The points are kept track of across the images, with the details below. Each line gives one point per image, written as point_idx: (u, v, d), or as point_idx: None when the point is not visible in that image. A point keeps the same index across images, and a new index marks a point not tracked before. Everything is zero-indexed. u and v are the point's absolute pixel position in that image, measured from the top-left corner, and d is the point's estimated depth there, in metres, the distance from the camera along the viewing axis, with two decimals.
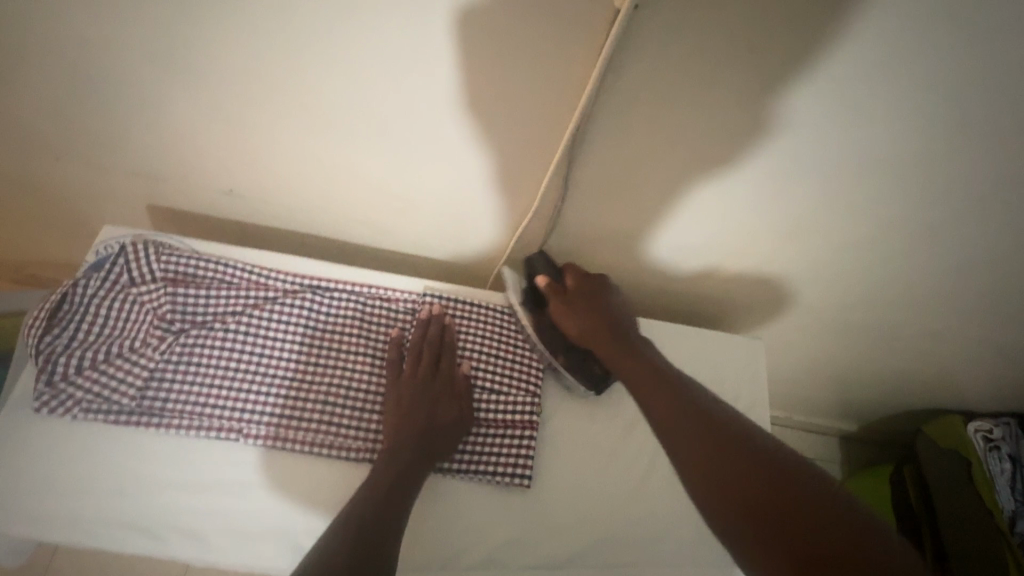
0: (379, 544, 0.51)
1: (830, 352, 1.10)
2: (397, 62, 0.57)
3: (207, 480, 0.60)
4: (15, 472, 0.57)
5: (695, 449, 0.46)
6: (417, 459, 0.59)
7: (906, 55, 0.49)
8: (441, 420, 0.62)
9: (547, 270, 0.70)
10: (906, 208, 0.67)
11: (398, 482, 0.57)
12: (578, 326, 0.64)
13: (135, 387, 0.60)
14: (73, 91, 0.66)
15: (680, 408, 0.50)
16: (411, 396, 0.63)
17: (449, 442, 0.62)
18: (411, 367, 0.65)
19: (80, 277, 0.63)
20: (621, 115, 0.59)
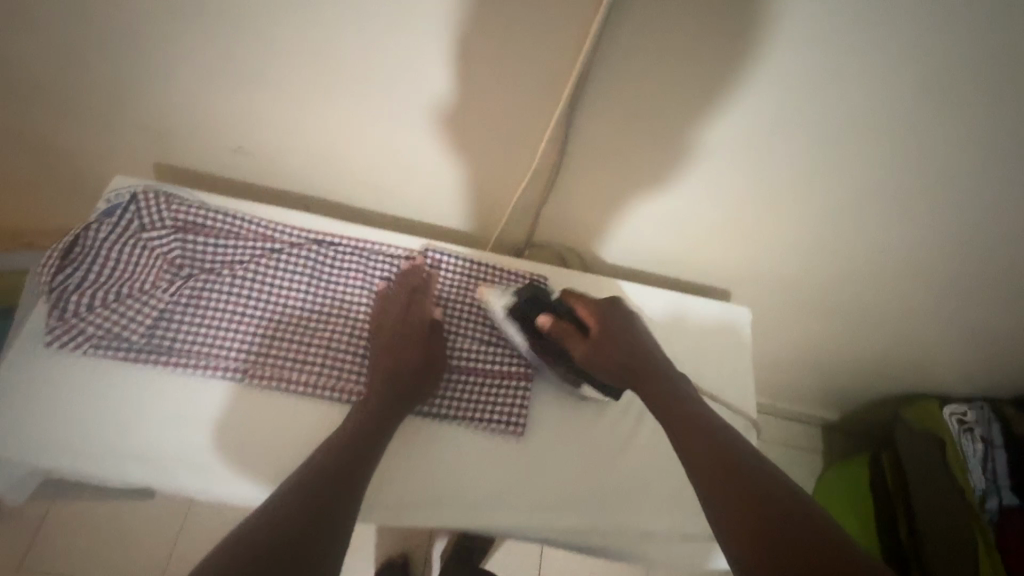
0: (341, 491, 0.53)
1: (815, 338, 1.13)
2: (412, 18, 0.58)
3: (211, 417, 0.62)
4: (25, 402, 0.59)
5: (713, 479, 0.51)
6: (389, 405, 0.62)
7: (884, 24, 0.52)
8: (413, 370, 0.64)
9: (548, 308, 0.67)
10: (888, 184, 0.70)
11: (373, 432, 0.59)
12: (611, 368, 0.63)
13: (144, 325, 0.62)
14: (86, 41, 0.67)
15: (705, 441, 0.54)
16: (385, 349, 0.65)
17: (422, 391, 0.64)
18: (384, 321, 0.67)
19: (93, 222, 0.65)
20: (626, 78, 0.61)
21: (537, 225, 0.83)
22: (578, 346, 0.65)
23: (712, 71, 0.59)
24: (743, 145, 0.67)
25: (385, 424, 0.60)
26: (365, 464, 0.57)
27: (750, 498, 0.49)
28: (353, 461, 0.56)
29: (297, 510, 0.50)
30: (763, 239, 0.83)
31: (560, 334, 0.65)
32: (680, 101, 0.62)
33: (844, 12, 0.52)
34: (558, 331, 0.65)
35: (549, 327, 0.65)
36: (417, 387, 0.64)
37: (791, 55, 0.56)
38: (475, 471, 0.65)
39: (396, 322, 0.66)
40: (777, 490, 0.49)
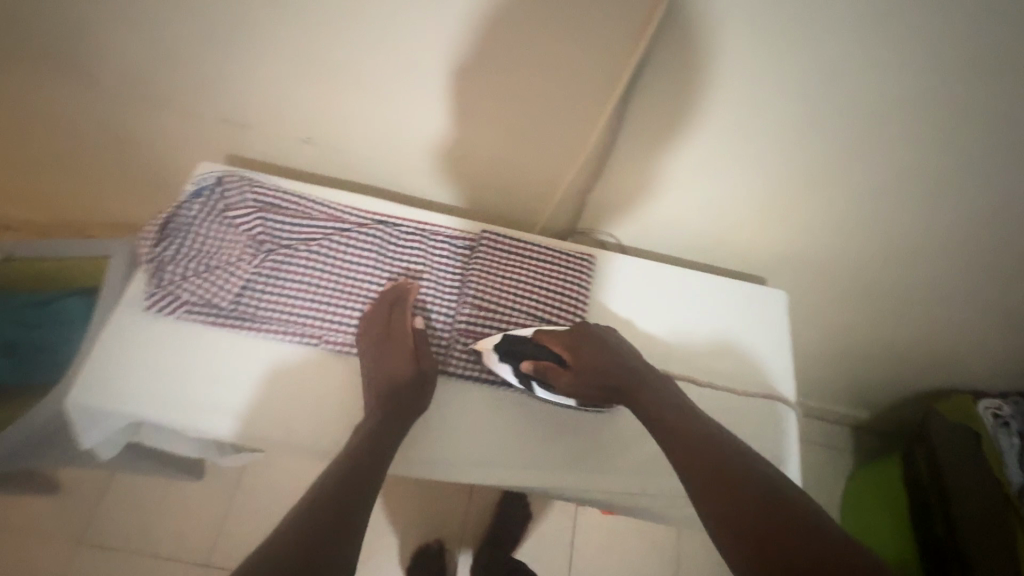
0: (352, 504, 0.57)
1: (847, 329, 1.16)
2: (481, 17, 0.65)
3: (289, 378, 0.67)
4: (126, 360, 0.65)
5: (726, 504, 0.53)
6: (385, 423, 0.63)
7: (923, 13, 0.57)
8: (402, 388, 0.66)
9: (526, 352, 0.69)
10: (924, 167, 0.74)
11: (380, 440, 0.62)
12: (598, 390, 0.67)
13: (231, 294, 0.68)
14: (184, 41, 0.74)
15: (701, 458, 0.57)
16: (371, 372, 0.67)
17: (416, 405, 0.66)
18: (369, 342, 0.69)
19: (184, 201, 0.72)
20: (674, 69, 0.66)
21: (583, 210, 0.90)
22: (563, 380, 0.68)
23: (759, 60, 0.64)
24: (785, 128, 0.72)
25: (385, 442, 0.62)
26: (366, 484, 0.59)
27: (766, 524, 0.51)
28: (353, 484, 0.58)
29: (312, 524, 0.53)
30: (798, 224, 0.88)
31: (545, 376, 0.68)
32: (728, 88, 0.68)
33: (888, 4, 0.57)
34: (544, 373, 0.68)
35: (533, 371, 0.68)
36: (410, 402, 0.66)
37: (835, 46, 0.62)
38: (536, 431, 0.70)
39: (378, 343, 0.68)
40: (785, 506, 0.52)
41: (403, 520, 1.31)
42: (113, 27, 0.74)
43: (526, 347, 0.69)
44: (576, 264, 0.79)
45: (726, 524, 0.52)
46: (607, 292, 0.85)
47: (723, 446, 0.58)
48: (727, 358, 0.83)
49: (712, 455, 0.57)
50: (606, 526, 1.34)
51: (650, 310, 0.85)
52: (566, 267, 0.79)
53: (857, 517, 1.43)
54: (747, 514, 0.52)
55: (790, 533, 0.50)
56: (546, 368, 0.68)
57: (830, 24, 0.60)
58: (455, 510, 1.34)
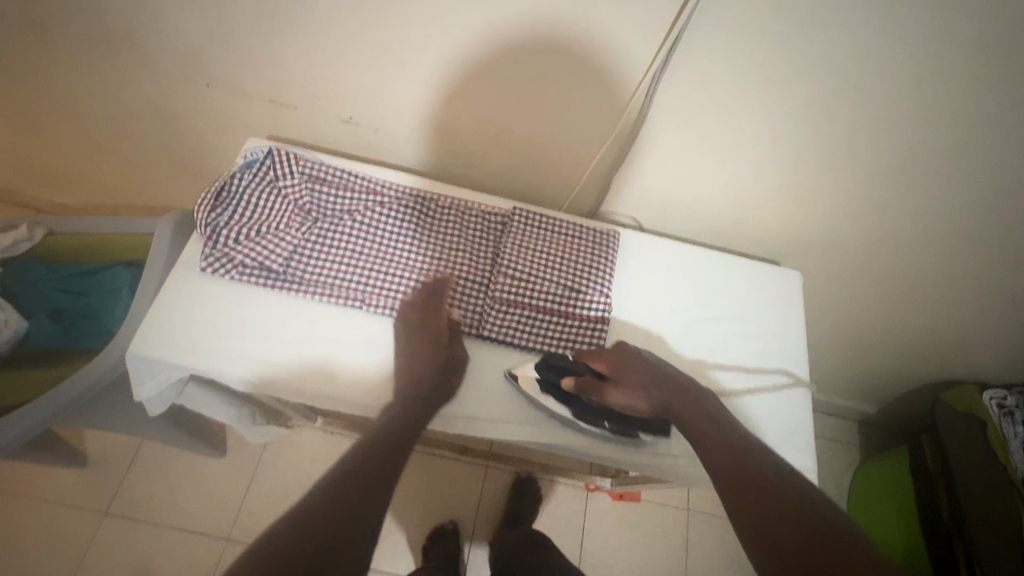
0: (380, 474, 0.58)
1: (857, 317, 1.19)
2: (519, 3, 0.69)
3: (332, 338, 0.72)
4: (179, 316, 0.69)
5: (747, 501, 0.55)
6: (416, 404, 0.66)
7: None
8: (432, 373, 0.70)
9: (566, 367, 0.73)
10: (940, 153, 0.77)
11: (410, 416, 0.65)
12: (645, 402, 0.69)
13: (280, 259, 0.73)
14: (236, 23, 0.79)
15: (731, 460, 0.60)
16: (406, 357, 0.71)
17: (444, 389, 0.70)
18: (405, 330, 0.73)
19: (236, 172, 0.76)
20: (699, 56, 0.70)
21: (607, 191, 0.94)
22: (604, 394, 0.71)
23: (787, 44, 0.67)
24: (804, 115, 0.76)
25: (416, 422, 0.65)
26: (393, 460, 0.60)
27: (785, 523, 0.52)
28: (381, 459, 0.59)
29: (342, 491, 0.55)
30: (815, 208, 0.91)
31: (584, 391, 0.71)
32: (754, 72, 0.71)
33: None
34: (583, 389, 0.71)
35: (574, 387, 0.71)
36: (439, 387, 0.69)
37: (863, 30, 0.64)
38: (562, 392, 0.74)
39: (414, 328, 0.72)
40: (806, 508, 0.54)
41: (420, 499, 1.35)
42: (166, 6, 0.78)
43: (565, 366, 0.73)
44: (601, 241, 0.83)
45: (747, 520, 0.54)
46: (629, 269, 0.89)
47: (747, 453, 0.60)
48: (745, 334, 0.87)
49: (734, 458, 0.60)
50: (618, 510, 1.37)
51: (669, 287, 0.89)
52: (593, 244, 0.83)
53: (867, 512, 1.43)
54: (767, 511, 0.54)
55: (809, 533, 0.51)
56: (586, 383, 0.71)
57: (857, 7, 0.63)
58: (469, 491, 1.37)
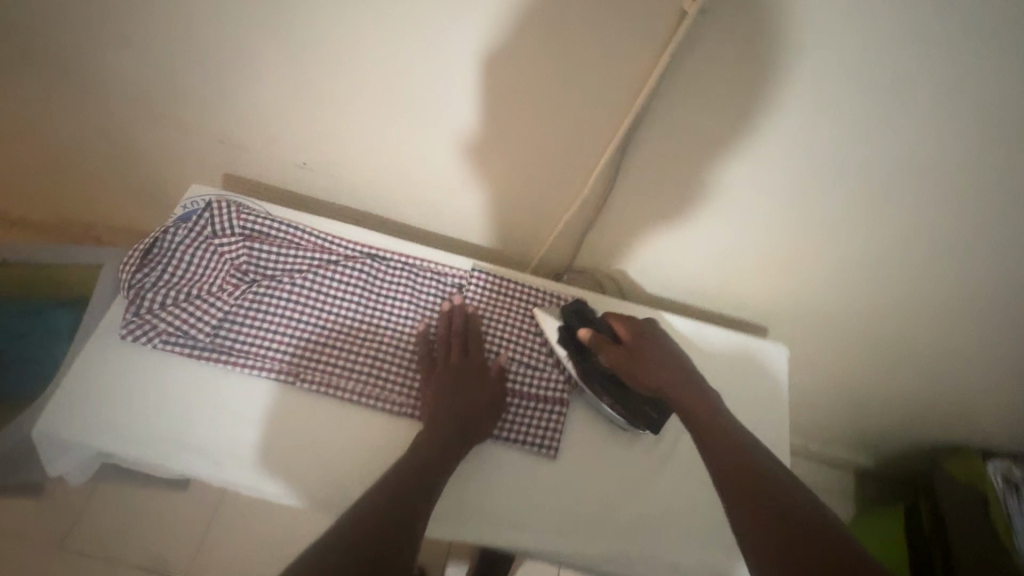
0: (410, 519, 0.54)
1: (854, 379, 1.10)
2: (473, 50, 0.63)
3: (263, 416, 0.65)
4: (94, 389, 0.63)
5: (720, 457, 0.55)
6: (452, 446, 0.62)
7: (953, 64, 0.53)
8: (474, 414, 0.65)
9: (590, 320, 0.72)
10: (945, 221, 0.70)
11: (441, 457, 0.61)
12: (648, 378, 0.65)
13: (209, 325, 0.67)
14: (181, 62, 0.74)
15: (737, 455, 0.55)
16: (444, 394, 0.66)
17: (483, 430, 0.65)
18: (447, 364, 0.68)
19: (170, 226, 0.70)
20: (674, 116, 0.64)
21: (579, 250, 0.86)
22: (612, 355, 0.68)
23: (776, 105, 0.60)
24: (791, 182, 0.68)
25: (439, 466, 0.61)
26: (422, 496, 0.57)
27: (755, 483, 0.52)
28: (407, 493, 0.57)
29: (371, 530, 0.52)
30: (809, 272, 0.83)
31: (597, 346, 0.69)
32: (740, 132, 0.64)
33: (919, 48, 0.53)
34: (596, 344, 0.68)
35: (588, 338, 0.69)
36: (476, 429, 0.65)
37: (862, 91, 0.57)
38: (507, 496, 0.66)
39: (455, 367, 0.67)
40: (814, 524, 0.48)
41: None
42: (109, 37, 0.73)
43: (591, 318, 0.72)
44: None
45: (723, 477, 0.54)
46: None
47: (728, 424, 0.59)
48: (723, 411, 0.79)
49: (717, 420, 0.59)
50: None
51: None
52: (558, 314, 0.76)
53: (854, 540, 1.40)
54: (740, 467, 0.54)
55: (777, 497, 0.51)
56: (600, 339, 0.69)
57: (857, 69, 0.55)
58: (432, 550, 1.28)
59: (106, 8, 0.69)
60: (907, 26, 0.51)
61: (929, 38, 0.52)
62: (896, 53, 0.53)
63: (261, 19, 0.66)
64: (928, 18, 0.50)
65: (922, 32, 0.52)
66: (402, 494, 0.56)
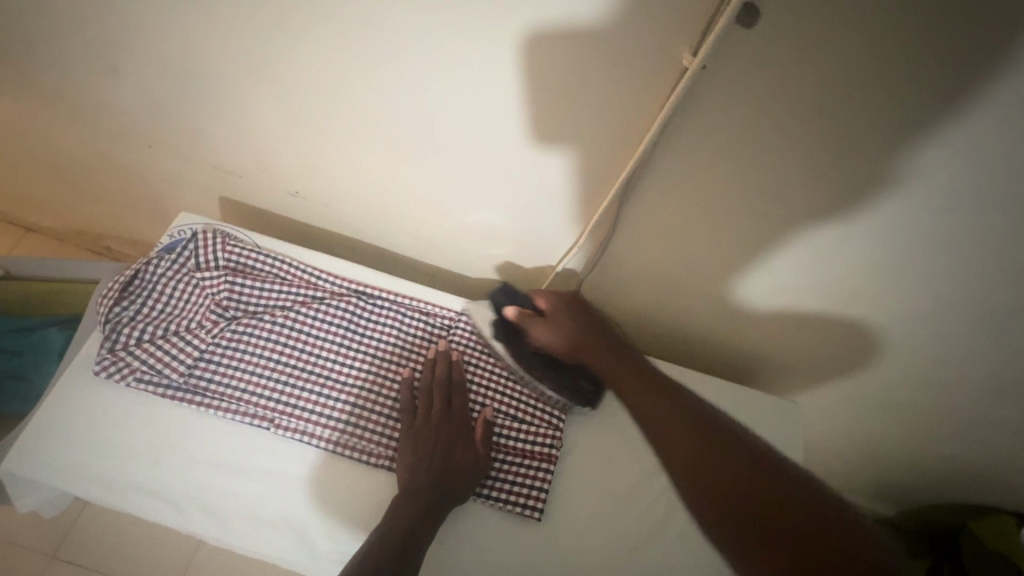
0: None
1: (879, 445, 1.00)
2: (467, 88, 0.60)
3: (233, 463, 0.62)
4: (65, 426, 0.61)
5: (662, 429, 0.50)
6: (431, 509, 0.58)
7: (986, 139, 0.46)
8: (455, 473, 0.61)
9: (512, 294, 0.68)
10: (978, 297, 0.62)
11: (419, 524, 0.57)
12: (564, 351, 0.63)
13: (185, 364, 0.64)
14: (177, 90, 0.73)
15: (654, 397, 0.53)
16: (423, 449, 0.62)
17: (464, 490, 0.61)
18: (428, 416, 0.64)
19: (154, 257, 0.68)
20: (678, 163, 0.59)
21: (580, 288, 0.81)
22: (536, 329, 0.65)
23: (787, 161, 0.55)
24: (807, 240, 0.63)
25: (428, 522, 0.58)
26: (411, 556, 0.55)
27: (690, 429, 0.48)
28: (396, 553, 0.54)
29: None
30: (825, 332, 0.77)
31: (522, 323, 0.66)
32: (746, 185, 0.59)
33: (947, 119, 0.46)
34: (521, 321, 0.66)
35: (513, 316, 0.66)
36: (456, 489, 0.61)
37: (880, 159, 0.51)
38: (480, 563, 0.61)
39: (435, 420, 0.64)
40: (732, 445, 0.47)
41: None
42: (105, 62, 0.72)
43: (513, 293, 0.68)
44: None
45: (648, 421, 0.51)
46: None
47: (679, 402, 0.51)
48: None
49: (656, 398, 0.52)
50: None
51: None
52: None
53: None
54: (704, 467, 0.46)
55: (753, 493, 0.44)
56: (523, 314, 0.65)
57: (875, 134, 0.50)
58: None
59: (102, 34, 0.68)
60: (935, 93, 0.45)
61: (958, 110, 0.45)
62: (916, 122, 0.47)
63: (251, 50, 0.64)
64: (955, 87, 0.44)
65: (950, 101, 0.45)
66: (393, 553, 0.54)
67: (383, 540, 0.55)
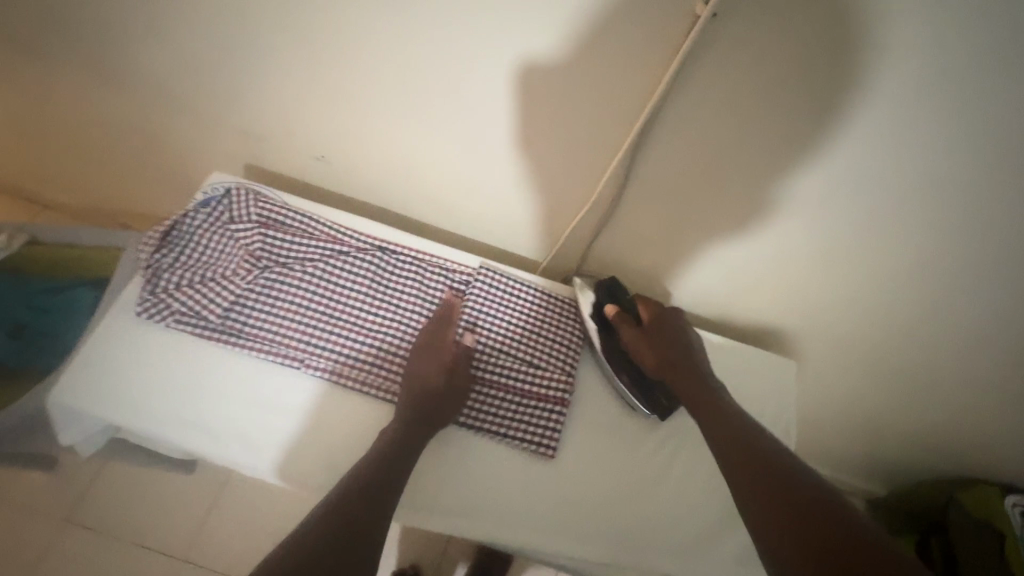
0: (376, 499, 0.55)
1: (873, 416, 1.04)
2: (483, 47, 0.62)
3: (265, 398, 0.66)
4: (108, 363, 0.65)
5: (707, 409, 0.62)
6: (418, 427, 0.63)
7: (964, 83, 0.51)
8: (436, 396, 0.65)
9: (618, 297, 0.77)
10: (961, 253, 0.66)
11: (407, 442, 0.61)
12: (654, 356, 0.69)
13: (221, 307, 0.68)
14: (208, 55, 0.76)
15: (712, 398, 0.64)
16: (413, 378, 0.66)
17: (449, 412, 0.65)
18: (418, 351, 0.69)
19: (190, 210, 0.72)
20: (686, 119, 0.62)
21: (589, 252, 0.85)
22: (628, 332, 0.72)
23: (787, 117, 0.59)
24: (806, 199, 0.67)
25: (418, 442, 0.62)
26: (393, 491, 0.57)
27: (728, 412, 0.61)
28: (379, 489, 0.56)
29: (341, 511, 0.53)
30: (822, 297, 0.80)
31: (617, 323, 0.73)
32: (749, 141, 0.62)
33: (934, 64, 0.50)
34: (617, 322, 0.73)
35: (613, 316, 0.74)
36: (440, 411, 0.65)
37: (873, 112, 0.56)
38: (497, 497, 0.66)
39: (424, 353, 0.68)
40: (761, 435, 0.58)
41: None
42: (137, 23, 0.75)
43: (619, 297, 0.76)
44: (573, 314, 0.78)
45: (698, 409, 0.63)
46: None
47: (756, 435, 0.58)
48: None
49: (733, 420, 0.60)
50: None
51: None
52: (564, 317, 0.77)
53: None
54: (732, 428, 0.59)
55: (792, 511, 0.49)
56: (621, 317, 0.73)
57: (870, 84, 0.54)
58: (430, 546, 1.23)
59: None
60: (924, 42, 0.49)
61: (943, 56, 0.50)
62: (907, 69, 0.52)
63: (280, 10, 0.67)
64: (940, 35, 0.49)
65: (936, 49, 0.50)
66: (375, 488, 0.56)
67: (368, 475, 0.57)
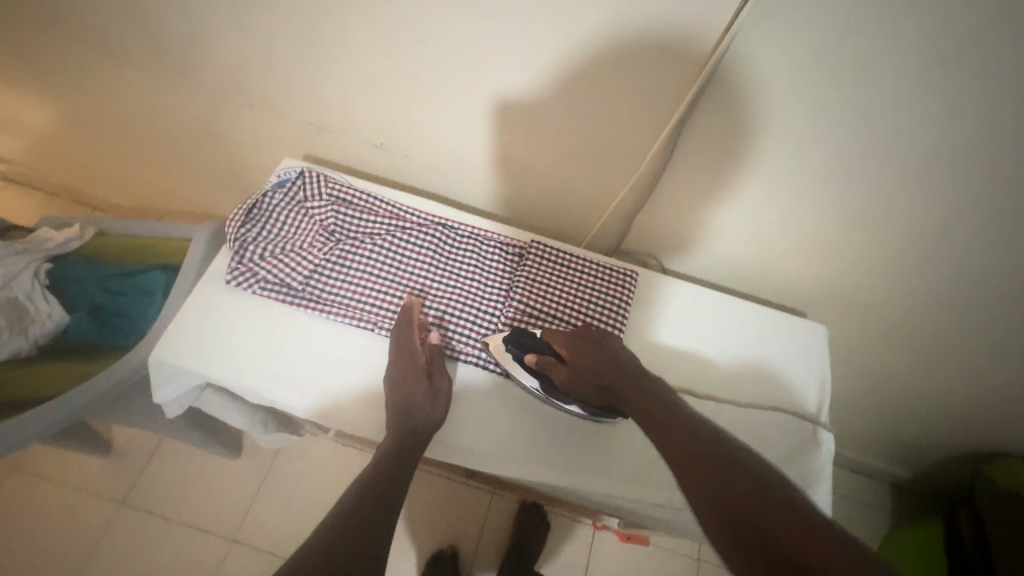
0: (383, 502, 0.56)
1: (904, 388, 1.06)
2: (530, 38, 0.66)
3: (341, 357, 0.73)
4: (201, 326, 0.72)
5: (641, 401, 0.60)
6: (408, 432, 0.64)
7: (997, 66, 0.53)
8: (419, 401, 0.67)
9: (529, 343, 0.71)
10: (991, 226, 0.68)
11: (401, 449, 0.63)
12: (592, 388, 0.66)
13: (300, 276, 0.75)
14: (272, 52, 0.81)
15: (644, 392, 0.61)
16: (393, 386, 0.68)
17: (433, 413, 0.67)
18: (394, 359, 0.71)
19: (269, 190, 0.79)
20: (723, 105, 0.65)
21: (631, 228, 0.89)
22: (559, 374, 0.69)
23: (822, 103, 0.61)
24: (839, 178, 0.69)
25: (412, 447, 0.63)
26: (391, 502, 0.57)
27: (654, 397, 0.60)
28: (378, 500, 0.56)
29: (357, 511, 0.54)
30: (855, 270, 0.83)
31: (544, 371, 0.70)
32: (785, 127, 0.65)
33: (966, 49, 0.52)
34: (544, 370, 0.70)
35: (537, 364, 0.70)
36: (428, 413, 0.67)
37: (907, 96, 0.58)
38: (557, 448, 0.72)
39: (399, 360, 0.70)
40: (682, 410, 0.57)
41: (421, 521, 1.25)
42: (203, 25, 0.81)
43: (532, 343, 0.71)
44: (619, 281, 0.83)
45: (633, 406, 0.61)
46: (646, 316, 0.85)
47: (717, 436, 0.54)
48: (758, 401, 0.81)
49: (701, 438, 0.54)
50: (627, 551, 1.27)
51: (688, 336, 0.85)
52: (611, 284, 0.83)
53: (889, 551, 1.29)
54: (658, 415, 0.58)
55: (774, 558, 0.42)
56: (545, 365, 0.69)
57: (904, 69, 0.56)
58: (474, 517, 1.28)
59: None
60: (958, 28, 0.51)
61: (976, 41, 0.52)
62: (940, 54, 0.53)
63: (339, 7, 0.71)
64: (973, 21, 0.50)
65: (968, 35, 0.52)
66: (376, 499, 0.56)
67: (363, 487, 0.57)
